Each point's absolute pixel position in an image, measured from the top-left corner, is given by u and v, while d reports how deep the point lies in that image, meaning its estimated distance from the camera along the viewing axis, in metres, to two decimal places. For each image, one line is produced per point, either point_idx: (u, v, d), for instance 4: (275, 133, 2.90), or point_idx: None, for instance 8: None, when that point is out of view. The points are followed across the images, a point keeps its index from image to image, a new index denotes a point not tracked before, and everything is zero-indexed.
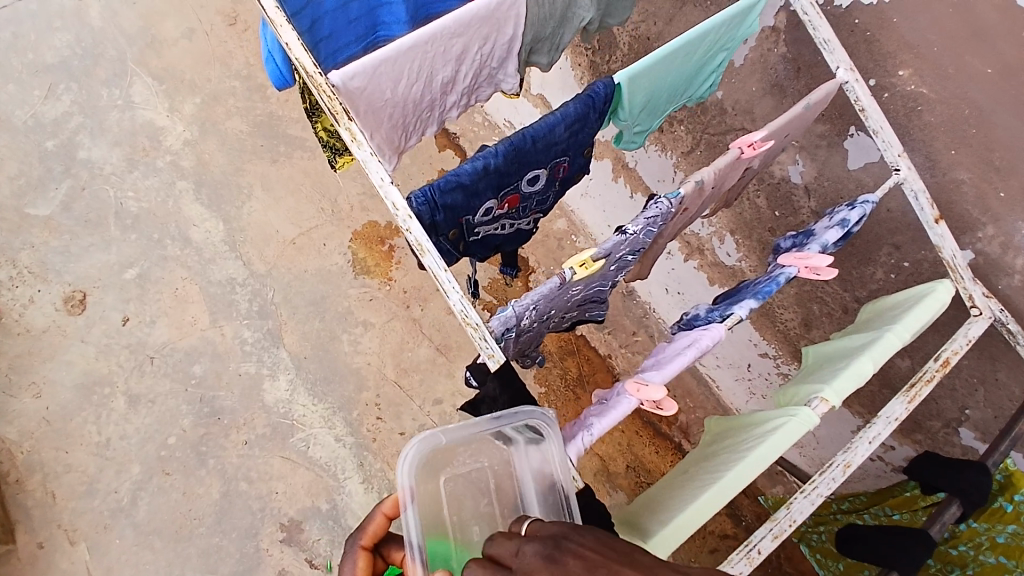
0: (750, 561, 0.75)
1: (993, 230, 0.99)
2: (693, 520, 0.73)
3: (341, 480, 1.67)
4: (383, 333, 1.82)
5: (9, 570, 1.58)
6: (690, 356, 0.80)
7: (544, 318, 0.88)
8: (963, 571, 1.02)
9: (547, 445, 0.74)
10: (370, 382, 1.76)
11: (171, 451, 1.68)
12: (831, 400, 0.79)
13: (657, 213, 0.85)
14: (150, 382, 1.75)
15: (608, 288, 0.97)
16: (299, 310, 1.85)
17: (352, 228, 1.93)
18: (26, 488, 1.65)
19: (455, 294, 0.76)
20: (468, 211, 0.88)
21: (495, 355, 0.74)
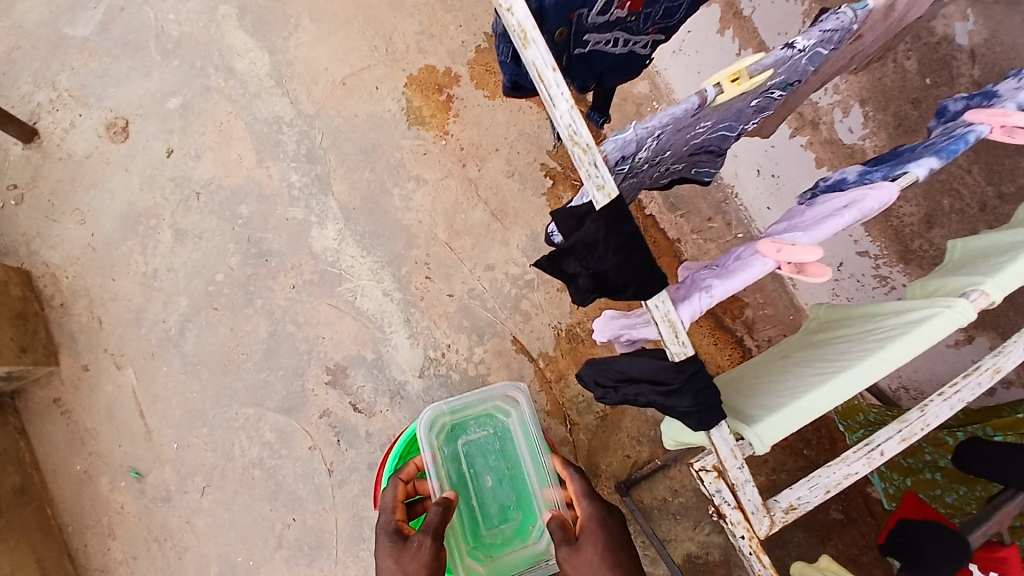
0: (870, 462, 0.75)
1: None
2: (802, 418, 0.67)
3: (387, 333, 1.61)
4: (437, 190, 1.70)
5: (52, 391, 1.57)
6: (850, 218, 0.68)
7: (657, 159, 0.76)
8: None
9: (656, 302, 0.64)
10: (421, 240, 1.67)
11: (219, 287, 1.64)
12: (992, 294, 0.69)
13: (836, 26, 0.74)
14: (197, 219, 1.70)
15: (730, 137, 0.84)
16: (349, 158, 1.73)
17: (408, 72, 1.75)
18: (70, 312, 1.63)
19: (564, 102, 0.59)
20: (583, 4, 0.78)
21: (605, 186, 0.62)
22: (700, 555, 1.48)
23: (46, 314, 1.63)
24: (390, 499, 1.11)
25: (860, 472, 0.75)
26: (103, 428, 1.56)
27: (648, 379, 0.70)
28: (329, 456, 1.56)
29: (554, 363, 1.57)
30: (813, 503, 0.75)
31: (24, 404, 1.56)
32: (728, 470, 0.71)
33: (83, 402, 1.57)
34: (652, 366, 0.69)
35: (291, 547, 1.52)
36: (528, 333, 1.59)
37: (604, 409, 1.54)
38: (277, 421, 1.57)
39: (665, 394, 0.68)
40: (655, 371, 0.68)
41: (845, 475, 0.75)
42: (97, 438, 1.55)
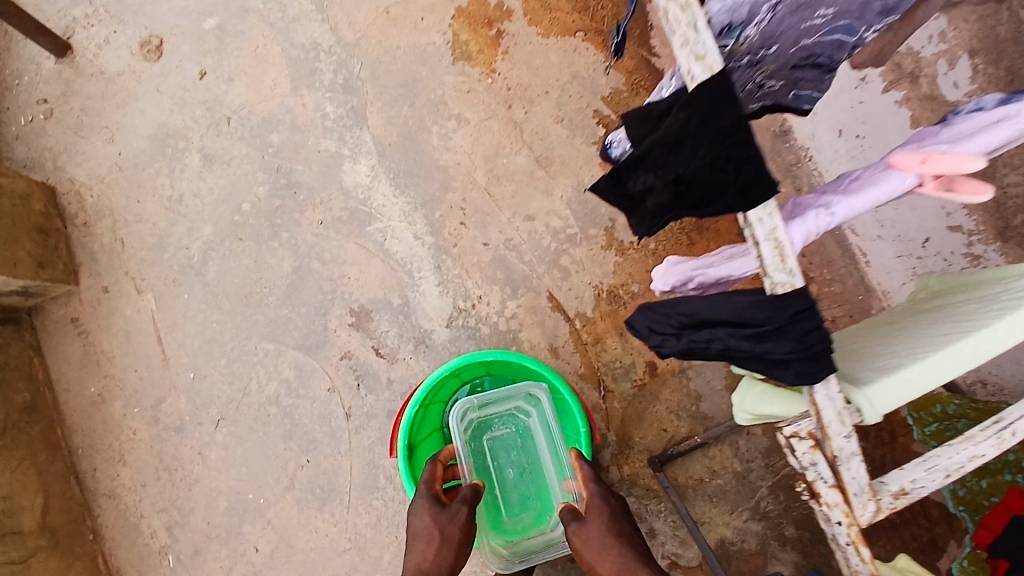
0: (999, 443, 0.72)
1: None
2: (930, 379, 0.64)
3: (416, 278, 1.51)
4: (479, 131, 1.58)
5: (70, 310, 1.53)
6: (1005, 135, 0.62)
7: (759, 50, 0.73)
8: None
9: (762, 218, 0.60)
10: (458, 184, 1.55)
11: (244, 217, 1.56)
12: None
13: None
14: (226, 144, 1.62)
15: (844, 52, 0.75)
16: (388, 91, 1.61)
17: (456, 3, 1.62)
18: (93, 232, 1.57)
19: None
20: None
21: (708, 58, 0.58)
22: (735, 541, 1.38)
23: (68, 232, 1.57)
24: (425, 475, 1.08)
25: (986, 455, 0.72)
26: (119, 353, 1.51)
27: (728, 320, 0.65)
28: (347, 400, 1.49)
29: (591, 325, 1.46)
30: (929, 488, 0.72)
31: (41, 321, 1.52)
32: (831, 439, 0.67)
33: (100, 325, 1.52)
34: (736, 304, 0.65)
35: (303, 489, 1.46)
36: (566, 290, 1.48)
37: (642, 378, 1.43)
38: (296, 360, 1.50)
39: (751, 339, 0.64)
40: (742, 309, 0.64)
41: (971, 457, 0.72)
42: (111, 363, 1.50)
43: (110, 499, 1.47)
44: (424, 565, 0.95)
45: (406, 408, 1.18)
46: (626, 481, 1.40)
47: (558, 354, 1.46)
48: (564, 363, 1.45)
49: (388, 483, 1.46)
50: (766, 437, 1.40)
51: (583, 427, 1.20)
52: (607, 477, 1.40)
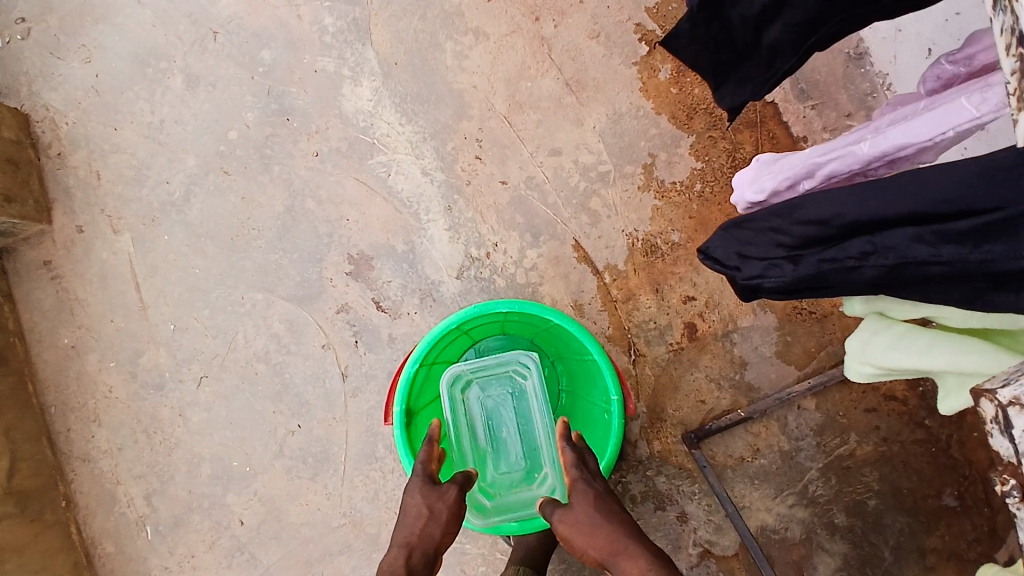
0: None
1: None
2: None
3: (423, 222, 1.32)
4: (499, 50, 1.33)
5: (42, 253, 1.39)
6: None
7: None
8: None
9: None
10: (475, 111, 1.33)
11: (231, 148, 1.38)
12: None
13: None
14: (212, 64, 1.39)
15: None
16: (396, 1, 1.37)
17: None
18: (68, 164, 1.41)
19: None
20: None
21: None
22: (778, 530, 1.20)
23: (42, 164, 1.41)
24: (420, 453, 0.90)
25: None
26: (96, 300, 1.38)
27: (913, 218, 0.50)
28: (344, 359, 1.33)
29: (622, 280, 1.25)
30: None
31: (15, 264, 1.39)
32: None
33: (74, 269, 1.38)
34: (919, 194, 0.49)
35: (293, 457, 1.34)
36: (593, 239, 1.27)
37: (679, 342, 1.23)
38: (287, 312, 1.35)
39: (963, 232, 0.47)
40: (948, 194, 0.47)
41: None
42: (88, 310, 1.38)
43: (85, 463, 1.36)
44: (410, 539, 0.81)
45: (404, 366, 0.99)
46: (656, 458, 1.22)
47: (582, 312, 1.26)
48: (589, 323, 1.26)
49: (388, 453, 1.32)
50: (819, 414, 1.20)
51: (615, 394, 0.99)
52: (634, 452, 1.23)
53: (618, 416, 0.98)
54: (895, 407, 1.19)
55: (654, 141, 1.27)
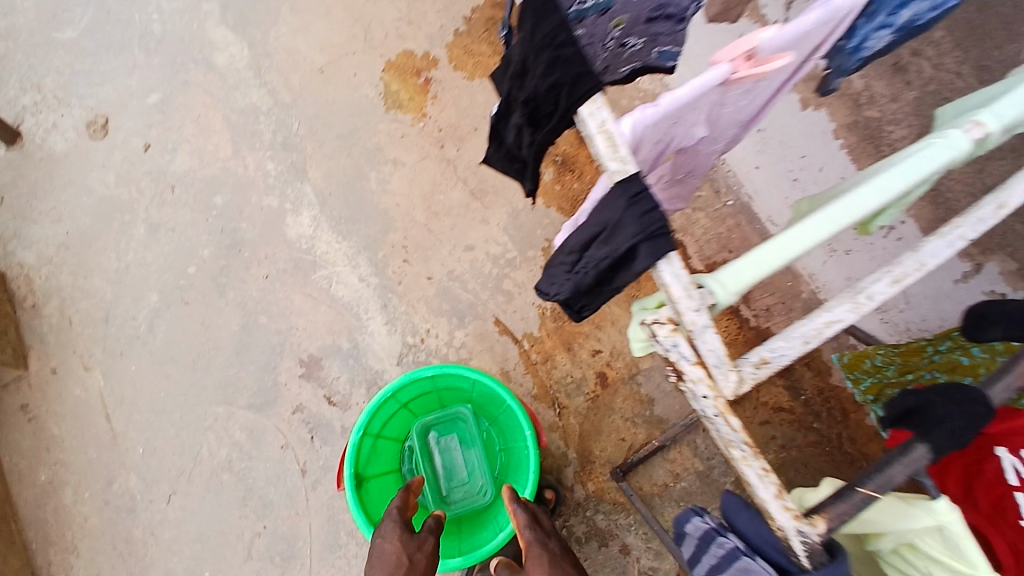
0: (856, 308, 0.60)
1: None
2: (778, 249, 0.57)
3: (364, 320, 1.52)
4: (415, 173, 1.61)
5: (20, 396, 1.52)
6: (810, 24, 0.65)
7: None
8: None
9: (591, 112, 0.61)
10: (399, 224, 1.58)
11: (190, 281, 1.58)
12: (988, 124, 0.61)
13: None
14: (171, 212, 1.62)
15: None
16: (325, 144, 1.64)
17: (385, 57, 1.65)
18: (42, 313, 1.57)
19: None
20: None
21: None
22: None
23: (18, 315, 1.57)
24: (397, 502, 1.06)
25: (844, 320, 0.60)
26: (70, 434, 1.49)
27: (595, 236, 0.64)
28: (302, 455, 1.46)
29: (539, 344, 1.47)
30: (791, 358, 0.60)
31: None
32: (682, 315, 0.58)
33: (49, 407, 1.51)
34: (589, 222, 0.65)
35: (262, 559, 1.42)
36: (511, 314, 1.49)
37: (595, 391, 1.43)
38: (247, 420, 1.48)
39: (609, 239, 0.62)
40: (597, 216, 0.63)
41: (826, 323, 0.60)
42: (63, 444, 1.49)
43: None
44: None
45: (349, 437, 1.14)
46: (592, 498, 1.37)
47: (510, 377, 1.46)
48: (517, 386, 1.45)
49: (350, 538, 1.41)
50: None
51: (528, 430, 1.16)
52: (572, 496, 1.37)
53: (534, 449, 1.14)
54: (784, 417, 1.39)
55: (550, 229, 1.55)
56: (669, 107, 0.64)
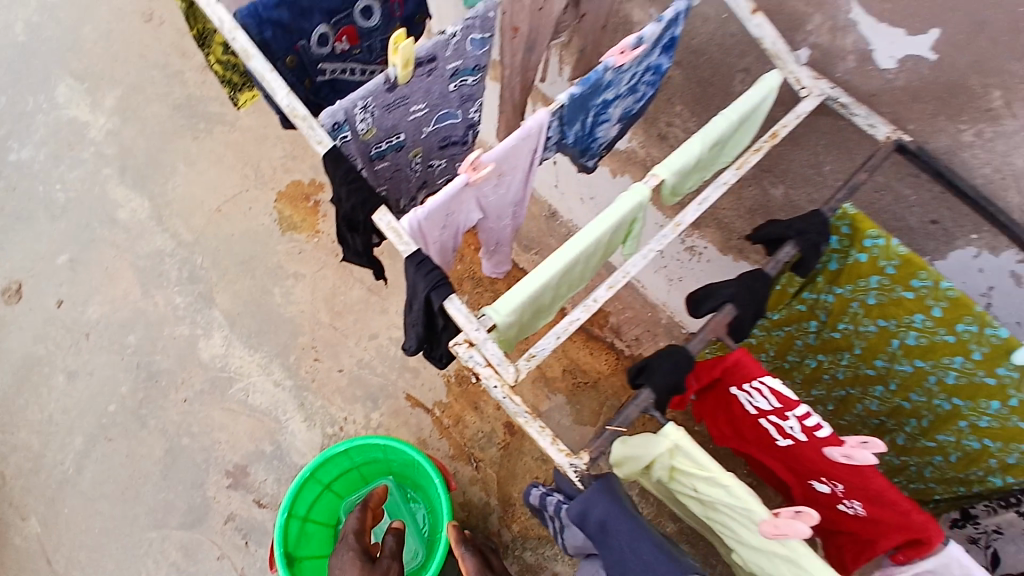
0: (587, 309, 0.83)
1: (819, 18, 1.00)
2: (526, 285, 0.79)
3: (282, 422, 1.63)
4: (315, 282, 1.79)
5: None
6: (518, 136, 0.87)
7: (397, 137, 0.96)
8: (918, 422, 1.06)
9: (381, 215, 0.82)
10: (305, 328, 1.74)
11: (112, 418, 1.65)
12: (660, 174, 0.88)
13: (476, 18, 0.89)
14: (88, 357, 1.71)
15: (461, 128, 1.05)
16: (228, 271, 1.81)
17: (276, 189, 1.88)
18: None
19: (281, 91, 0.85)
20: (300, 35, 0.98)
21: (322, 140, 0.84)
22: None
23: None
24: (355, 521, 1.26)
25: (581, 318, 0.82)
26: None
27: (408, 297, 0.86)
28: (240, 561, 1.52)
29: (449, 409, 1.62)
30: (549, 349, 0.82)
31: None
32: (471, 336, 0.80)
33: None
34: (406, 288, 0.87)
35: None
36: (419, 387, 1.65)
37: (505, 439, 1.59)
38: (181, 539, 1.55)
39: (414, 299, 0.83)
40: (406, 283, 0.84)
41: (569, 323, 0.83)
42: None
43: None
44: None
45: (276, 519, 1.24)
46: (518, 538, 1.51)
47: (427, 443, 1.60)
48: (435, 450, 1.60)
49: None
50: None
51: (437, 478, 1.29)
52: (500, 540, 1.51)
53: (444, 494, 1.27)
54: None
55: None
56: (430, 212, 0.82)
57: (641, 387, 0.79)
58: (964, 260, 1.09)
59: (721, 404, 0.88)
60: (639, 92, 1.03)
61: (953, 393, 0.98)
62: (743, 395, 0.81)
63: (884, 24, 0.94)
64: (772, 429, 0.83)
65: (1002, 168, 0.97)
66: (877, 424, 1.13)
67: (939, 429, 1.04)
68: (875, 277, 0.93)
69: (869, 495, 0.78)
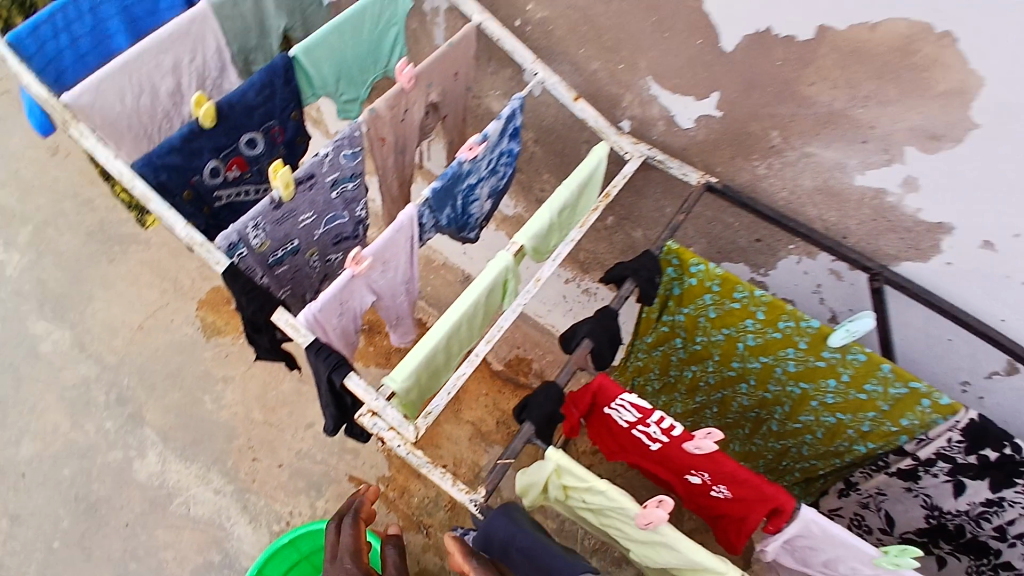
0: (471, 362, 1.05)
1: (631, 97, 1.36)
2: (417, 353, 0.97)
3: (228, 527, 1.66)
4: (245, 381, 1.84)
5: None
6: (392, 230, 1.04)
7: (292, 245, 1.10)
8: (782, 408, 1.31)
9: (279, 315, 0.97)
10: (240, 429, 1.78)
11: (57, 554, 1.63)
12: (518, 241, 1.14)
13: (343, 137, 1.07)
14: (25, 497, 1.70)
15: (350, 224, 1.20)
16: (156, 387, 1.84)
17: (197, 299, 1.96)
18: None
19: (181, 225, 1.00)
20: (193, 171, 1.11)
21: (219, 259, 0.98)
22: None
23: None
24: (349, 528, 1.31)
25: (467, 371, 1.04)
26: None
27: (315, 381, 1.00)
28: None
29: (393, 481, 1.69)
30: (442, 404, 1.00)
31: None
32: (372, 404, 0.95)
33: None
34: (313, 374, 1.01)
35: None
36: (362, 465, 1.71)
37: (451, 500, 1.65)
38: None
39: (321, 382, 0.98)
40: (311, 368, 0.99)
41: (458, 377, 1.03)
42: None
43: None
44: None
45: None
46: None
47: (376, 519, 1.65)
48: (384, 525, 1.65)
49: None
50: None
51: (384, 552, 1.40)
52: None
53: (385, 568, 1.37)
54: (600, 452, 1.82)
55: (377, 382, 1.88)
56: (322, 305, 0.96)
57: (523, 422, 1.00)
58: (789, 265, 1.38)
59: (603, 423, 1.11)
60: (497, 173, 1.31)
61: (796, 378, 1.22)
62: (614, 412, 1.05)
63: (677, 95, 1.28)
64: (643, 435, 1.06)
65: (793, 189, 1.26)
66: (754, 413, 1.39)
67: (797, 410, 1.29)
68: (707, 294, 1.19)
69: (728, 477, 0.99)
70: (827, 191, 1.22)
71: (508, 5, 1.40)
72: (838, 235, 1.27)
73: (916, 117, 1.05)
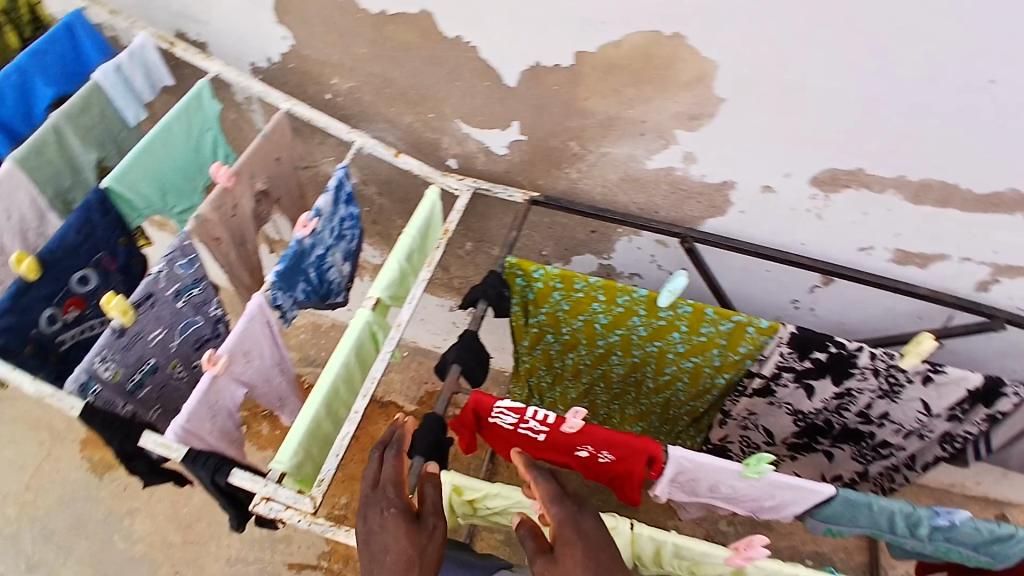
0: (353, 420, 1.10)
1: (448, 141, 1.49)
2: (298, 429, 1.03)
3: None
4: (154, 508, 1.87)
5: None
6: (244, 322, 1.09)
7: (148, 363, 1.14)
8: (650, 367, 1.52)
9: (147, 438, 1.02)
10: (161, 557, 1.81)
11: None
12: (374, 295, 1.21)
13: (173, 250, 1.10)
14: None
15: (206, 326, 1.24)
16: (63, 542, 1.82)
17: (79, 439, 1.94)
18: None
19: (27, 382, 1.02)
20: (28, 326, 1.11)
21: (74, 404, 1.01)
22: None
23: None
24: None
25: (352, 429, 1.09)
26: None
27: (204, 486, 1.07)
28: None
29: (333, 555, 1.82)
30: (333, 469, 1.06)
31: None
32: (262, 491, 1.02)
33: None
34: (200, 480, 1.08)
35: None
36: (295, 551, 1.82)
37: None
38: None
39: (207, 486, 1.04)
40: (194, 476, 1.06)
41: (343, 437, 1.09)
42: None
43: None
44: None
45: None
46: None
47: None
48: None
49: None
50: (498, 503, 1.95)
51: None
52: None
53: None
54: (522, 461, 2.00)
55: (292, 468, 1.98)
56: (188, 415, 1.01)
57: (414, 456, 1.10)
58: (625, 245, 1.57)
59: (494, 431, 1.24)
60: (346, 234, 1.36)
61: (649, 338, 1.42)
62: (498, 419, 1.18)
63: (481, 129, 1.42)
64: (529, 431, 1.19)
65: (603, 184, 1.44)
66: (634, 378, 1.59)
67: (662, 364, 1.49)
68: (555, 291, 1.36)
69: (606, 442, 1.15)
70: (630, 180, 1.41)
71: (314, 82, 1.49)
72: (650, 212, 1.47)
73: (676, 106, 1.23)
